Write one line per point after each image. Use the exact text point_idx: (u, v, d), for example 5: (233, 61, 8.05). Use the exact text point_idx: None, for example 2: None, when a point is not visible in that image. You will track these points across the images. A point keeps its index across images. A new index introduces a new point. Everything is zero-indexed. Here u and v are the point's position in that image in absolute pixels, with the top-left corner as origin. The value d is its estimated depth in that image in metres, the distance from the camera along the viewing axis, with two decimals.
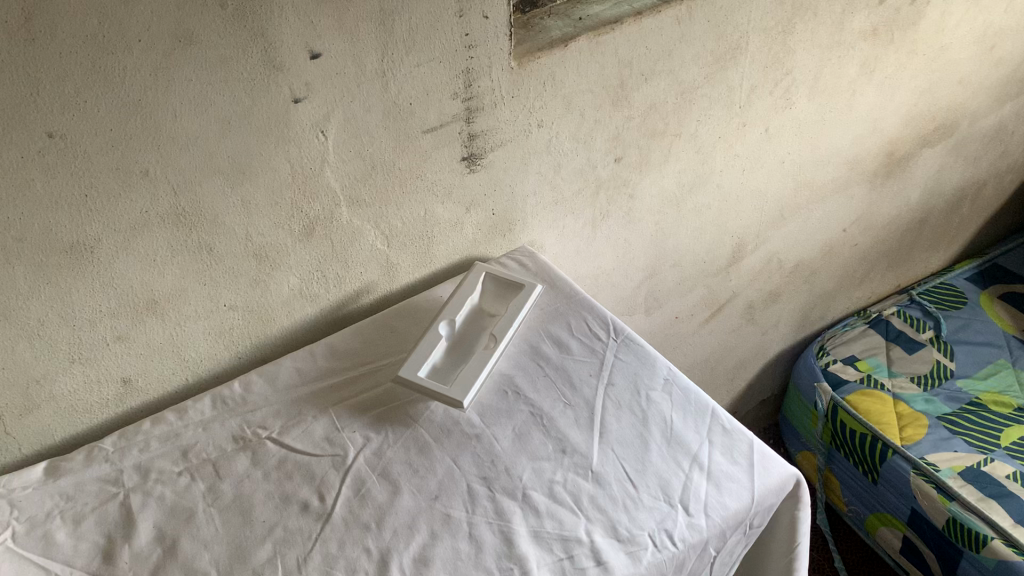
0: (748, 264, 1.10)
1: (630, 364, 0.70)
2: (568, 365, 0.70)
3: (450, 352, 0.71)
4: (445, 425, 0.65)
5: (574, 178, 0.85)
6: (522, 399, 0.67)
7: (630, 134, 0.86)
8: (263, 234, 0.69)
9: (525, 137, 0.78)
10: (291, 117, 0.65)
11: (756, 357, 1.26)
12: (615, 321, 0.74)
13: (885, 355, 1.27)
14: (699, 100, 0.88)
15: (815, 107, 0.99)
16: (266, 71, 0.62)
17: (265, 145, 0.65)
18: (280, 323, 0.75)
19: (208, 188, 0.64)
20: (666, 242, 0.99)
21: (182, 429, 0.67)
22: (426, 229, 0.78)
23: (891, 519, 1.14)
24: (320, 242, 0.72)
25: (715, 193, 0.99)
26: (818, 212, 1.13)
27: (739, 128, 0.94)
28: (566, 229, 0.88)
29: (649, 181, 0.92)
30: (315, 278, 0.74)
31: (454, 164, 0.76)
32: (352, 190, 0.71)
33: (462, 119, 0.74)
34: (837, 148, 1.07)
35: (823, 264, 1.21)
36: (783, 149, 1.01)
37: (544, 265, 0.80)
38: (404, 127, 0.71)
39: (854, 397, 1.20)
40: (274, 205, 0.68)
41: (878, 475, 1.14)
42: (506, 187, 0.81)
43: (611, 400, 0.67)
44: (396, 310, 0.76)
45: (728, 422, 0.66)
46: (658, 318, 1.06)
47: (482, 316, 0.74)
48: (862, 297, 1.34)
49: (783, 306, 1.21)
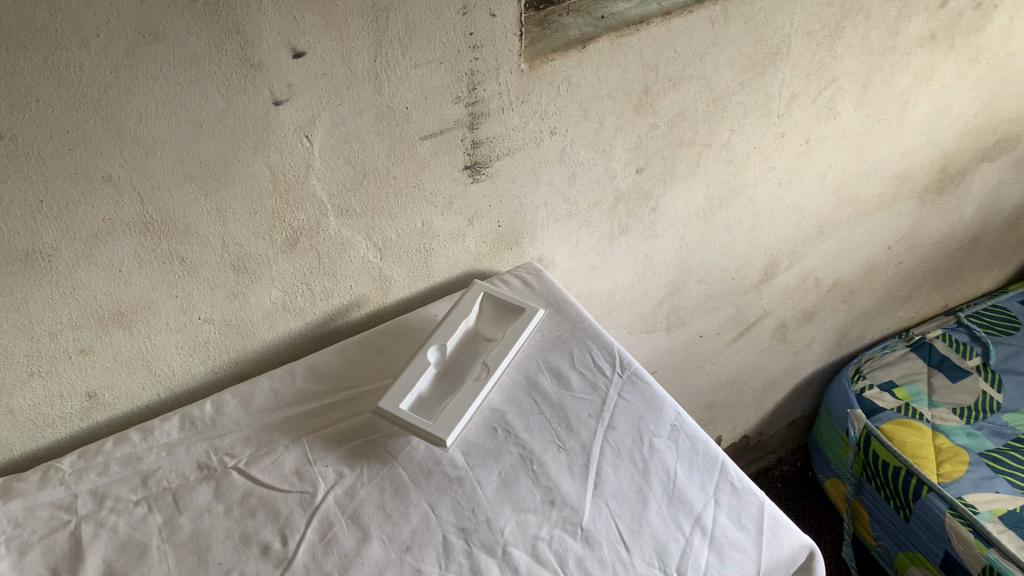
0: (782, 282, 1.03)
1: (635, 404, 0.63)
2: (565, 402, 0.64)
3: (438, 381, 0.65)
4: (425, 465, 0.60)
5: (590, 190, 0.78)
6: (512, 439, 0.61)
7: (655, 143, 0.79)
8: (242, 244, 0.63)
9: (536, 145, 0.72)
10: (272, 120, 0.59)
11: (786, 377, 1.18)
12: (621, 353, 0.67)
13: (926, 382, 1.19)
14: (732, 108, 0.80)
15: (862, 118, 0.91)
16: (244, 71, 0.56)
17: (242, 151, 0.59)
18: (262, 338, 0.70)
19: (179, 195, 0.59)
20: (692, 259, 0.92)
21: (145, 453, 0.62)
22: (424, 241, 0.72)
23: (922, 559, 1.06)
24: (306, 254, 0.67)
25: (748, 207, 0.91)
26: (861, 229, 1.04)
27: (776, 139, 0.86)
28: (581, 243, 0.82)
29: (674, 194, 0.84)
30: (299, 291, 0.69)
31: (456, 173, 0.70)
32: (340, 198, 0.65)
33: (466, 125, 0.67)
34: (884, 162, 0.98)
35: (864, 283, 1.13)
36: (825, 161, 0.93)
37: (549, 284, 0.74)
38: (399, 132, 0.64)
39: (890, 427, 1.12)
40: (253, 213, 0.62)
41: (911, 511, 1.06)
42: (514, 198, 0.74)
43: (610, 446, 0.60)
44: (387, 328, 0.71)
45: (738, 478, 0.59)
46: (680, 337, 0.99)
47: (477, 340, 0.68)
48: (905, 317, 1.26)
49: (818, 325, 1.14)
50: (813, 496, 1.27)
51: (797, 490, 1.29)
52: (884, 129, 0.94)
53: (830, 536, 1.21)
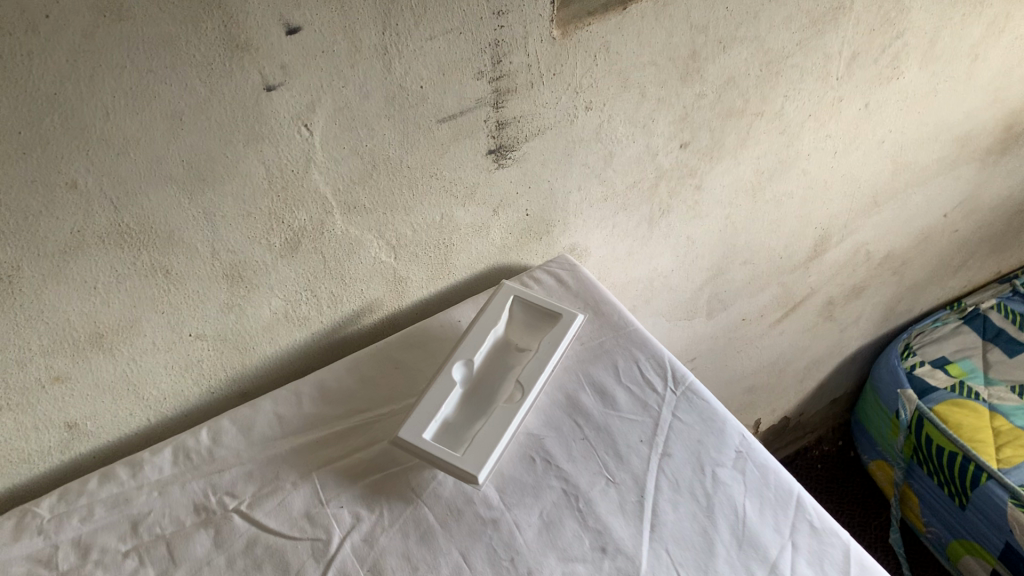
0: (832, 257, 0.94)
1: (692, 428, 0.55)
2: (612, 425, 0.56)
3: (466, 402, 0.57)
4: (455, 505, 0.52)
5: (628, 170, 0.69)
6: (553, 471, 0.53)
7: (701, 114, 0.69)
8: (235, 251, 0.55)
9: (569, 123, 0.63)
10: (264, 108, 0.50)
11: (829, 356, 1.10)
12: (673, 366, 0.59)
13: (981, 357, 1.10)
14: (788, 71, 0.71)
15: (927, 76, 0.81)
16: (228, 53, 0.46)
17: (231, 145, 0.50)
18: (264, 353, 0.62)
19: (158, 200, 0.50)
20: (737, 239, 0.83)
21: (134, 493, 0.54)
22: (443, 237, 0.64)
23: (980, 550, 0.99)
24: (309, 257, 0.58)
25: (799, 179, 0.82)
26: (918, 197, 0.95)
27: (833, 104, 0.77)
28: (616, 229, 0.73)
29: (721, 169, 0.75)
30: (303, 299, 0.60)
31: (478, 158, 0.60)
32: (346, 193, 0.57)
33: (489, 103, 0.58)
34: (947, 124, 0.88)
35: (916, 254, 1.04)
36: (884, 126, 0.83)
37: (586, 283, 0.65)
38: (413, 116, 0.55)
39: (944, 408, 1.04)
40: (246, 215, 0.54)
41: (967, 499, 0.98)
42: (543, 183, 0.65)
43: (667, 479, 0.53)
44: (405, 338, 0.62)
45: (817, 516, 0.51)
46: (721, 321, 0.91)
47: (508, 352, 0.60)
48: (955, 286, 1.17)
49: (866, 301, 1.05)
50: (857, 479, 1.21)
51: (839, 472, 1.22)
52: (950, 87, 0.84)
53: (875, 521, 1.14)
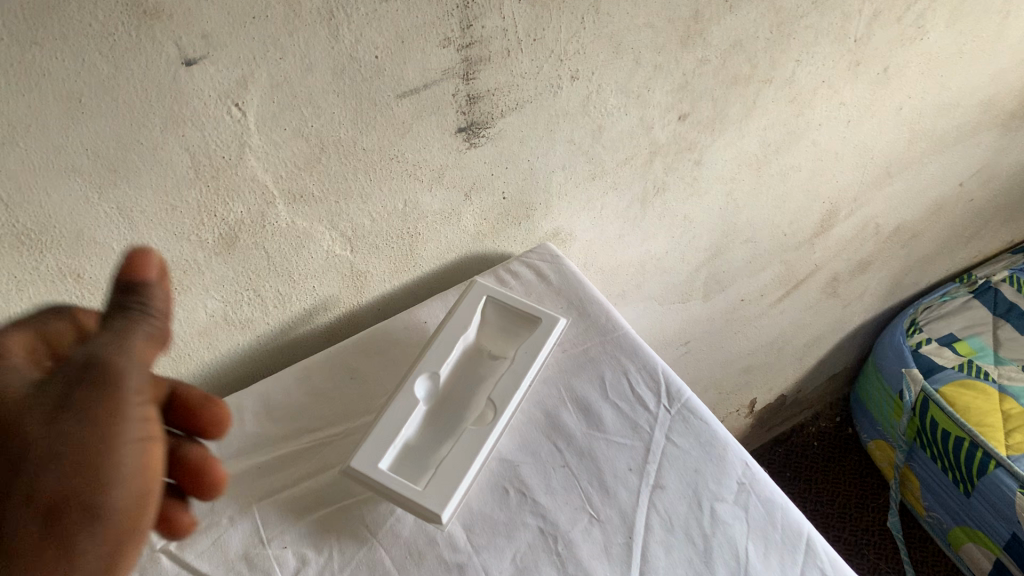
0: (838, 233, 0.87)
1: (688, 453, 0.48)
2: (597, 449, 0.49)
3: (430, 421, 0.50)
4: (415, 546, 0.45)
5: (619, 145, 0.61)
6: (529, 505, 0.46)
7: (702, 83, 0.61)
8: (159, 250, 0.47)
9: (552, 95, 0.54)
10: (184, 87, 0.41)
11: (830, 332, 1.04)
12: (668, 379, 0.52)
13: (992, 335, 1.04)
14: (802, 33, 0.62)
15: (953, 35, 0.72)
16: (134, 21, 0.38)
17: (145, 130, 0.42)
18: (202, 360, 0.54)
19: (61, 194, 0.42)
20: (738, 216, 0.76)
21: None
22: (407, 225, 0.56)
23: (984, 539, 0.93)
24: (249, 253, 0.50)
25: (808, 151, 0.74)
26: (934, 165, 0.87)
27: (850, 69, 0.68)
28: (606, 210, 0.66)
29: (723, 143, 0.67)
30: (245, 300, 0.53)
31: (447, 138, 0.52)
32: (291, 181, 0.48)
33: (458, 76, 0.49)
34: (971, 88, 0.80)
35: (927, 226, 0.97)
36: (903, 92, 0.75)
37: (570, 280, 0.58)
38: (368, 90, 0.47)
39: (950, 390, 0.98)
40: (171, 210, 0.46)
41: (973, 486, 0.92)
42: (523, 162, 0.57)
43: (660, 516, 0.46)
44: (364, 341, 0.55)
45: (830, 562, 0.45)
46: (719, 304, 0.84)
47: (482, 360, 0.53)
48: (965, 257, 1.10)
49: (873, 275, 0.99)
50: (854, 457, 1.16)
51: (835, 450, 1.18)
52: (978, 48, 0.75)
53: (874, 503, 1.10)
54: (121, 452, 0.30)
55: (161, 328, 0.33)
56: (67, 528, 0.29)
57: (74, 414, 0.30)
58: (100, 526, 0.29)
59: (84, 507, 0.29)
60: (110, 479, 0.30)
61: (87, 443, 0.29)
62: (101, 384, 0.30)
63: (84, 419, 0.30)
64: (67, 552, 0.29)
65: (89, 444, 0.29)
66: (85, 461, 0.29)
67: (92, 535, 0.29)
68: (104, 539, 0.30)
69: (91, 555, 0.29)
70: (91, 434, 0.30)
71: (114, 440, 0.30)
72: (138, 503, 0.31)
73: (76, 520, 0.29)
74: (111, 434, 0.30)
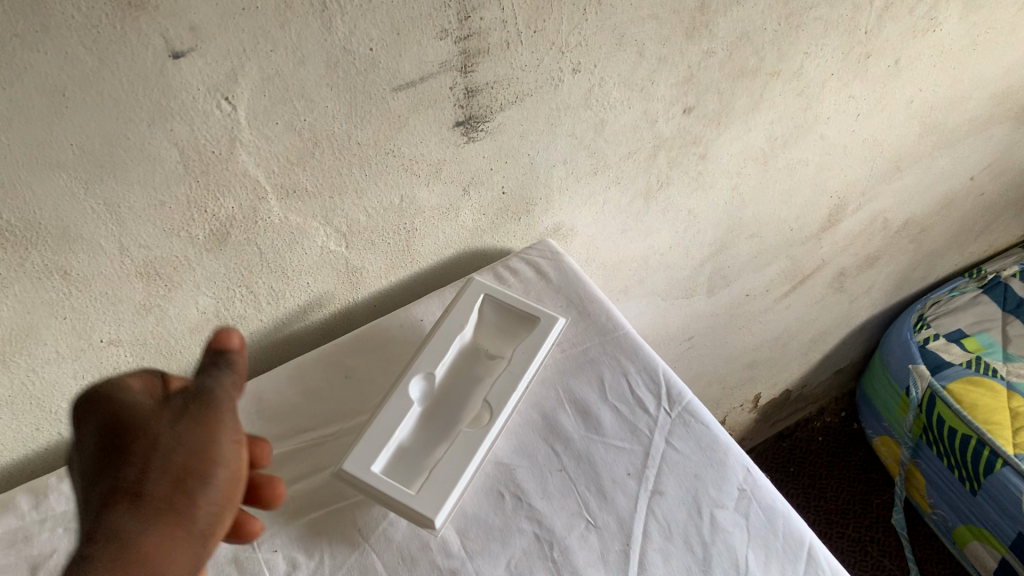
0: (846, 227, 0.86)
1: (688, 458, 0.47)
2: (595, 453, 0.48)
3: (425, 422, 0.49)
4: (408, 552, 0.44)
5: (622, 139, 0.60)
6: (525, 510, 0.45)
7: (708, 75, 0.59)
8: (148, 246, 0.46)
9: (553, 88, 0.53)
10: (171, 80, 0.40)
11: (836, 327, 1.02)
12: (669, 380, 0.51)
13: (1000, 331, 1.02)
14: (811, 24, 0.60)
15: (967, 27, 0.70)
16: (118, 12, 0.36)
17: (132, 124, 0.40)
18: (195, 357, 0.53)
19: (45, 189, 0.40)
20: (744, 211, 0.74)
21: (36, 530, 0.46)
22: (404, 221, 0.55)
23: (990, 538, 0.92)
24: (242, 249, 0.49)
25: (817, 145, 0.73)
26: (945, 159, 0.86)
27: (859, 61, 0.66)
28: (608, 204, 0.64)
29: (729, 136, 0.66)
30: (237, 296, 0.52)
31: (444, 131, 0.51)
32: (283, 176, 0.47)
33: (456, 68, 0.48)
34: (985, 80, 0.78)
35: (937, 220, 0.95)
36: (915, 84, 0.73)
37: (570, 278, 0.57)
38: (362, 83, 0.46)
39: (958, 387, 0.97)
40: (160, 206, 0.44)
41: (979, 485, 0.91)
42: (523, 157, 0.56)
43: (658, 522, 0.45)
44: (359, 339, 0.54)
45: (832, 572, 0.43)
46: (723, 299, 0.83)
47: (479, 360, 0.52)
48: (975, 251, 1.09)
49: (880, 270, 0.97)
50: (859, 452, 1.15)
51: (840, 446, 1.17)
52: (993, 40, 0.73)
53: (878, 500, 1.09)
54: (219, 441, 0.32)
55: (241, 379, 0.35)
56: (178, 496, 0.30)
57: (179, 414, 0.32)
58: (209, 495, 0.31)
59: (193, 485, 0.31)
60: (220, 456, 0.32)
61: (195, 439, 0.31)
62: (199, 401, 0.32)
63: (188, 417, 0.32)
64: (178, 515, 0.30)
65: (194, 440, 0.31)
66: (197, 451, 0.31)
67: (198, 505, 0.31)
68: (211, 507, 0.31)
69: (195, 524, 0.31)
70: (195, 432, 0.32)
71: (212, 430, 0.32)
72: (235, 485, 0.32)
73: (189, 490, 0.31)
74: (215, 425, 0.32)
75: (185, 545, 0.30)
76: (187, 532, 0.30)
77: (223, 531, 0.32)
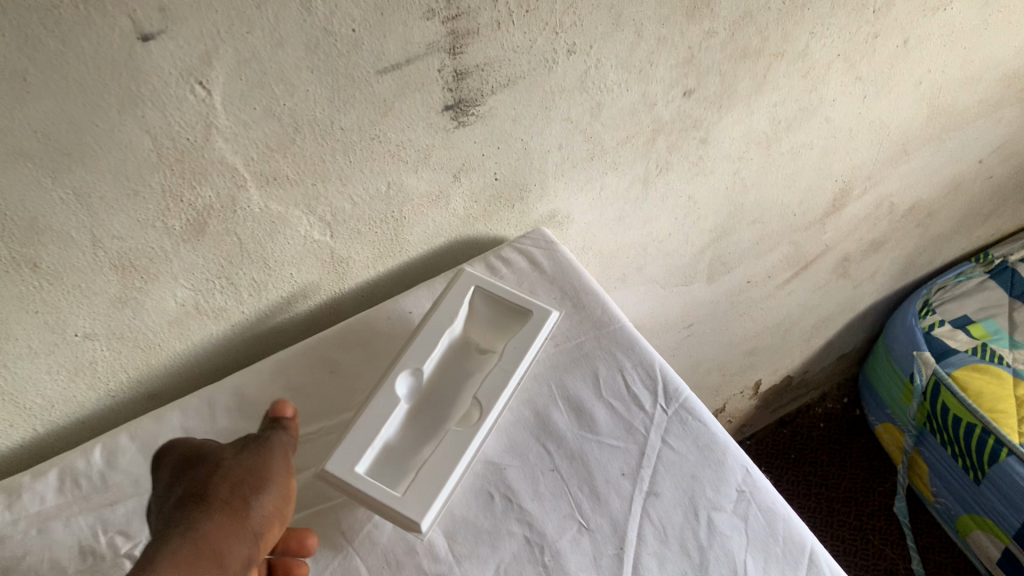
0: (850, 211, 0.83)
1: (685, 458, 0.46)
2: (589, 452, 0.46)
3: (413, 420, 0.47)
4: (393, 556, 0.42)
5: (619, 123, 0.58)
6: (515, 512, 0.44)
7: (709, 56, 0.57)
8: (122, 237, 0.44)
9: (547, 70, 0.51)
10: (141, 63, 0.37)
11: (839, 313, 1.01)
12: (666, 376, 0.49)
13: (1007, 318, 1.00)
14: (817, 3, 0.57)
15: (979, 6, 0.67)
16: None
17: (100, 110, 0.38)
18: (174, 349, 0.52)
19: (9, 179, 0.38)
20: (746, 196, 0.72)
21: (8, 531, 0.45)
22: (391, 209, 0.53)
23: (994, 528, 0.90)
24: (221, 239, 0.47)
25: (822, 128, 0.70)
26: (953, 141, 0.83)
27: (867, 41, 0.64)
28: (605, 190, 0.62)
29: (731, 119, 0.63)
30: (217, 287, 0.50)
31: (433, 116, 0.49)
32: (263, 163, 0.45)
33: (445, 50, 0.46)
34: (997, 61, 0.75)
35: (944, 204, 0.93)
36: (924, 65, 0.70)
37: (565, 270, 0.55)
38: (345, 66, 0.43)
39: (963, 374, 0.95)
40: (133, 195, 0.42)
41: (984, 474, 0.89)
42: (516, 142, 0.54)
43: (653, 525, 0.43)
44: (345, 332, 0.53)
45: None
46: (724, 286, 0.81)
47: (470, 354, 0.50)
48: (982, 235, 1.06)
49: (885, 255, 0.95)
50: (861, 439, 1.14)
51: (842, 432, 1.15)
52: (1006, 18, 0.71)
53: (880, 487, 1.07)
54: (271, 466, 0.40)
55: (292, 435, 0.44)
56: (236, 497, 0.38)
57: (241, 452, 0.41)
58: (262, 500, 0.39)
59: (250, 488, 0.39)
60: (273, 472, 0.40)
61: (253, 463, 0.40)
62: (257, 441, 0.42)
63: (247, 452, 0.41)
64: (237, 511, 0.38)
65: (251, 467, 0.40)
66: (254, 472, 0.40)
67: (252, 507, 0.38)
68: (264, 510, 0.39)
69: (250, 520, 0.38)
70: (254, 458, 0.41)
71: (266, 459, 0.41)
72: (284, 498, 0.40)
73: (244, 494, 0.38)
74: (267, 455, 0.41)
75: (240, 535, 0.37)
76: (242, 526, 0.37)
77: (270, 538, 0.39)
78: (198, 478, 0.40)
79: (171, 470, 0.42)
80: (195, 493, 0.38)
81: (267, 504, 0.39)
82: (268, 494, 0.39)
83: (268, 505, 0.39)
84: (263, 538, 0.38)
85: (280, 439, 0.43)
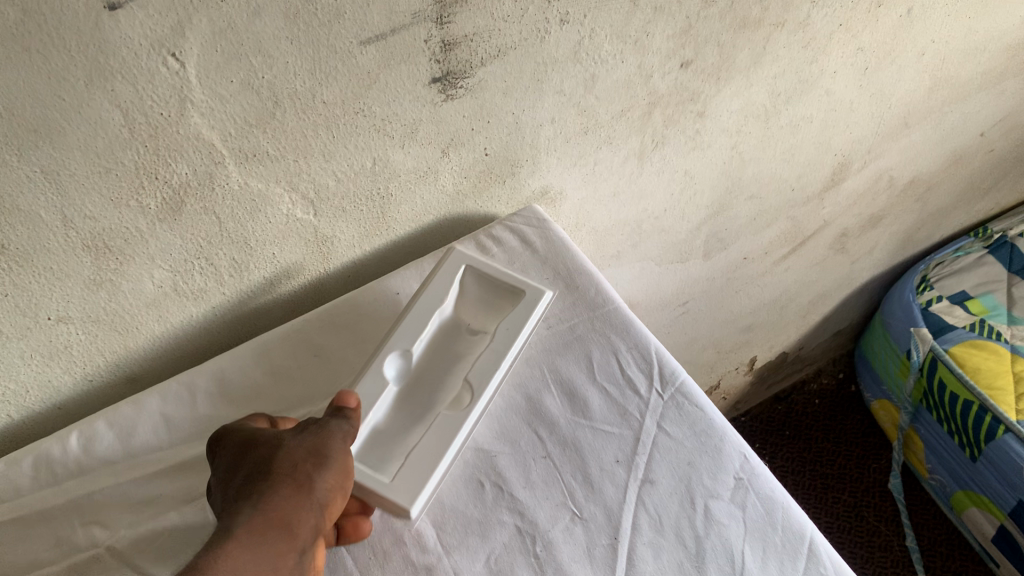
0: (850, 185, 0.82)
1: (681, 444, 0.44)
2: (582, 439, 0.45)
3: (401, 404, 0.46)
4: (380, 546, 0.41)
5: (614, 96, 0.56)
6: (506, 501, 0.42)
7: (708, 25, 0.55)
8: (95, 217, 0.42)
9: (540, 41, 0.49)
10: (109, 34, 0.35)
11: (836, 289, 0.99)
12: (661, 360, 0.48)
13: (1005, 292, 0.99)
14: None
15: None
16: None
17: (66, 84, 0.36)
18: (153, 331, 0.50)
19: None
20: (744, 171, 0.70)
21: None
22: (378, 185, 0.51)
23: (990, 505, 0.90)
24: (199, 219, 0.45)
25: (822, 101, 0.68)
26: (955, 114, 0.81)
27: (870, 11, 0.62)
28: (599, 166, 0.60)
29: (730, 91, 0.61)
30: (196, 268, 0.48)
31: (419, 90, 0.47)
32: (241, 138, 0.43)
33: (431, 20, 0.44)
34: (1001, 30, 0.73)
35: (945, 178, 0.91)
36: (927, 34, 0.68)
37: (557, 249, 0.54)
38: (327, 37, 0.41)
39: (960, 351, 0.94)
40: (104, 173, 0.40)
41: (980, 452, 0.89)
42: (507, 116, 0.52)
43: (648, 514, 0.42)
44: (331, 314, 0.51)
45: (834, 567, 0.40)
46: (720, 262, 0.80)
47: (460, 337, 0.49)
48: (981, 209, 1.05)
49: (883, 230, 0.94)
50: (855, 415, 1.13)
51: (836, 408, 1.14)
52: None
53: (875, 464, 1.07)
54: (330, 446, 0.38)
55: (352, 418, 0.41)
56: (298, 470, 0.36)
57: (302, 431, 0.39)
58: (324, 476, 0.37)
59: (310, 464, 0.37)
60: (333, 451, 0.38)
61: (310, 439, 0.38)
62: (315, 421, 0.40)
63: (306, 432, 0.38)
64: (301, 484, 0.35)
65: (308, 444, 0.37)
66: (312, 449, 0.37)
67: (315, 483, 0.36)
68: (327, 485, 0.36)
69: (314, 494, 0.36)
70: (311, 435, 0.38)
71: (323, 438, 0.38)
72: (345, 472, 0.38)
73: (307, 471, 0.36)
74: (326, 435, 0.38)
75: (306, 508, 0.35)
76: (307, 498, 0.35)
77: (334, 511, 0.37)
78: (258, 458, 0.37)
79: (225, 455, 0.39)
80: (258, 469, 0.36)
81: (330, 478, 0.37)
82: (328, 471, 0.37)
83: (330, 480, 0.37)
84: (327, 511, 0.36)
85: (339, 424, 0.40)
